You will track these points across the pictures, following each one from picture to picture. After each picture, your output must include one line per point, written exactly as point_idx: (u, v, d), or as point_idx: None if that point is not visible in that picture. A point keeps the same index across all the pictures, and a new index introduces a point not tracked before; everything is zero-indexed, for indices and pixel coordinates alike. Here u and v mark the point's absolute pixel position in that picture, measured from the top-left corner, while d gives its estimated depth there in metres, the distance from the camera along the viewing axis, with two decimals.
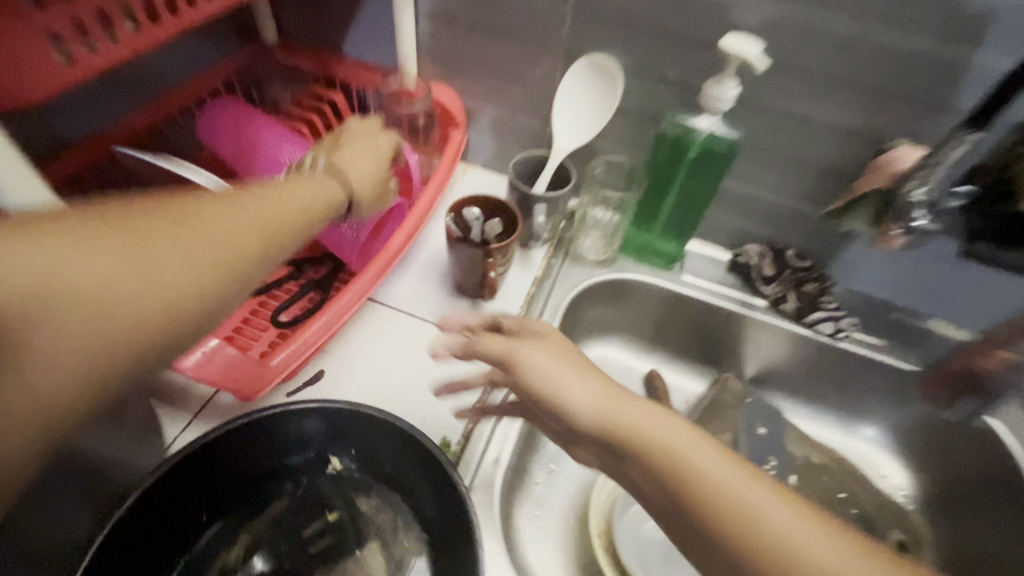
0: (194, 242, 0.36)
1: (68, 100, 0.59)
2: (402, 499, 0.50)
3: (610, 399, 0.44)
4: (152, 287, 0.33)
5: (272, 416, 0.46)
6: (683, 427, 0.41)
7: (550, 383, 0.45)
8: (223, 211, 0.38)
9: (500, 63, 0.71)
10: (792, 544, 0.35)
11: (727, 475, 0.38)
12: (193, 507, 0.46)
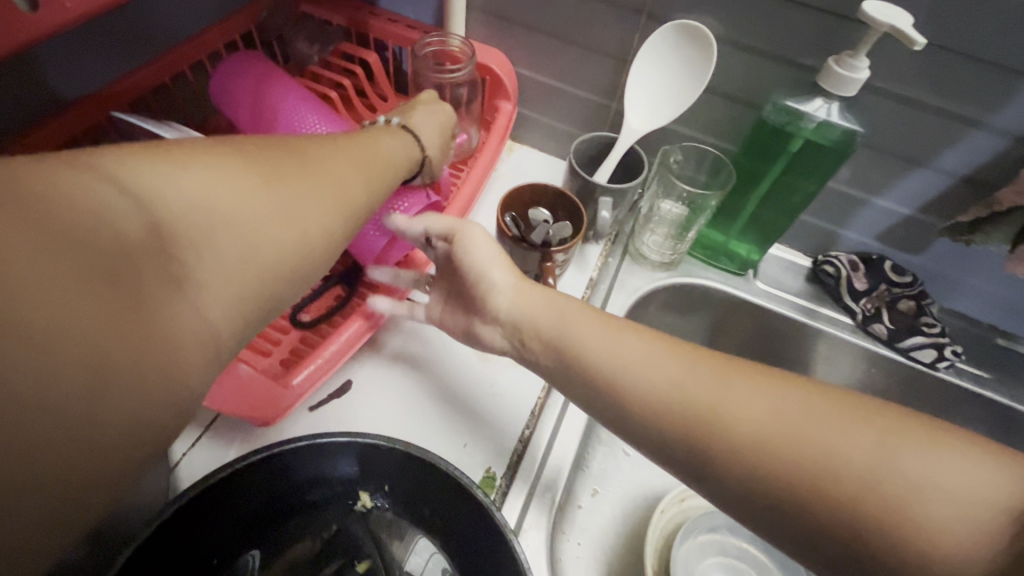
0: (305, 192, 0.35)
1: (57, 50, 0.49)
2: (441, 547, 0.43)
3: (529, 298, 0.46)
4: (274, 240, 0.32)
5: (295, 451, 0.39)
6: (620, 331, 0.44)
7: (590, 346, 0.43)
8: (326, 165, 0.38)
9: (563, 25, 0.60)
10: (768, 427, 0.37)
11: (675, 376, 0.40)
12: (201, 554, 0.39)
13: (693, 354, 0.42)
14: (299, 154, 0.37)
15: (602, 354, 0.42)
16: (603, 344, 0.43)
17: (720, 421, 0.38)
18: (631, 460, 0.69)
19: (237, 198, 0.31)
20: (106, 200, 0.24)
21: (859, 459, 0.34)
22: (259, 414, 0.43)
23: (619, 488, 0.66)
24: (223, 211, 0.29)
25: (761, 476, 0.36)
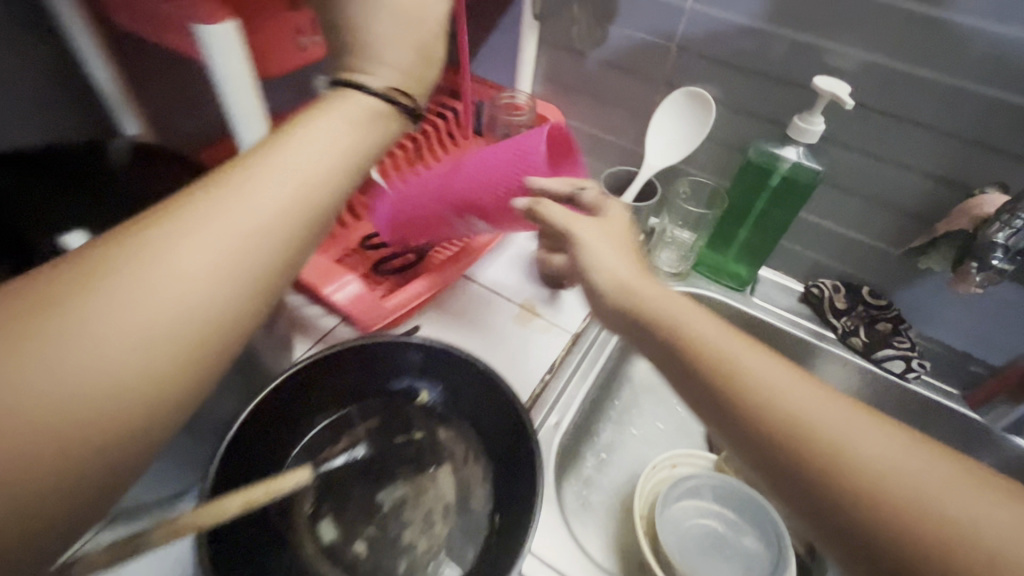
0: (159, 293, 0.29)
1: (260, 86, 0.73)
2: (475, 434, 0.56)
3: (643, 286, 0.45)
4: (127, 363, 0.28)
5: (387, 344, 0.56)
6: (724, 330, 0.41)
7: (708, 349, 0.40)
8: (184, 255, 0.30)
9: (606, 90, 0.81)
10: (891, 478, 0.33)
11: (790, 384, 0.37)
12: (310, 407, 0.55)
13: (823, 383, 0.38)
14: (144, 247, 0.30)
15: (717, 343, 0.40)
16: (713, 334, 0.41)
17: (826, 445, 0.35)
18: (637, 440, 0.81)
19: (51, 360, 0.26)
20: None
21: (987, 544, 0.30)
22: (359, 321, 0.63)
23: (624, 460, 0.78)
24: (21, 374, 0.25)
25: (862, 502, 0.33)
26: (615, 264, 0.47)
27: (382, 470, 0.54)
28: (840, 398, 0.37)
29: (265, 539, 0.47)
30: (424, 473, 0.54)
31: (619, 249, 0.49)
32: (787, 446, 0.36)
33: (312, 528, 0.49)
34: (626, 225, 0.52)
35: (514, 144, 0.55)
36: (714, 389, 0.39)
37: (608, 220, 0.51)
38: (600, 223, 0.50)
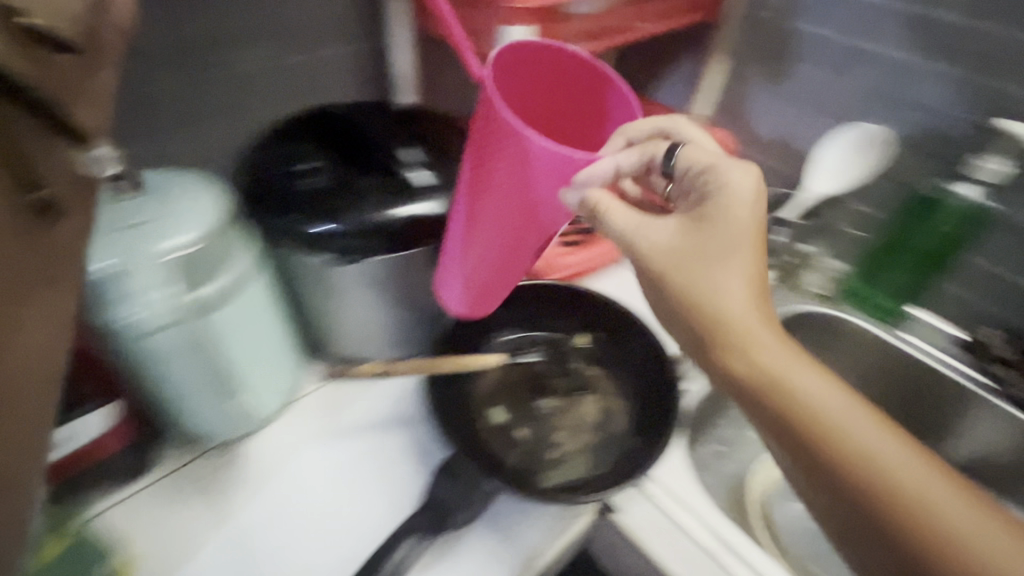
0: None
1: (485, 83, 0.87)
2: (620, 377, 0.67)
3: (750, 318, 0.43)
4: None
5: (560, 288, 0.69)
6: (797, 361, 0.43)
7: (788, 380, 0.42)
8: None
9: (781, 120, 0.89)
10: (939, 517, 0.38)
11: (850, 414, 0.42)
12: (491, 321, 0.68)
13: (889, 422, 0.42)
14: None
15: (800, 378, 0.42)
16: (794, 367, 0.42)
17: (876, 464, 0.40)
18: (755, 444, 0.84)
19: None
20: None
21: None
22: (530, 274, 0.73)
23: (741, 458, 0.81)
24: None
25: (910, 533, 0.38)
26: (712, 279, 0.43)
27: (541, 382, 0.66)
28: (886, 426, 0.42)
29: (459, 410, 0.60)
30: (575, 395, 0.66)
31: (738, 272, 0.43)
32: (857, 481, 0.40)
33: (487, 409, 0.63)
34: (748, 229, 0.43)
35: (489, 134, 0.47)
36: (788, 416, 0.42)
37: (709, 216, 0.44)
38: (687, 234, 0.45)
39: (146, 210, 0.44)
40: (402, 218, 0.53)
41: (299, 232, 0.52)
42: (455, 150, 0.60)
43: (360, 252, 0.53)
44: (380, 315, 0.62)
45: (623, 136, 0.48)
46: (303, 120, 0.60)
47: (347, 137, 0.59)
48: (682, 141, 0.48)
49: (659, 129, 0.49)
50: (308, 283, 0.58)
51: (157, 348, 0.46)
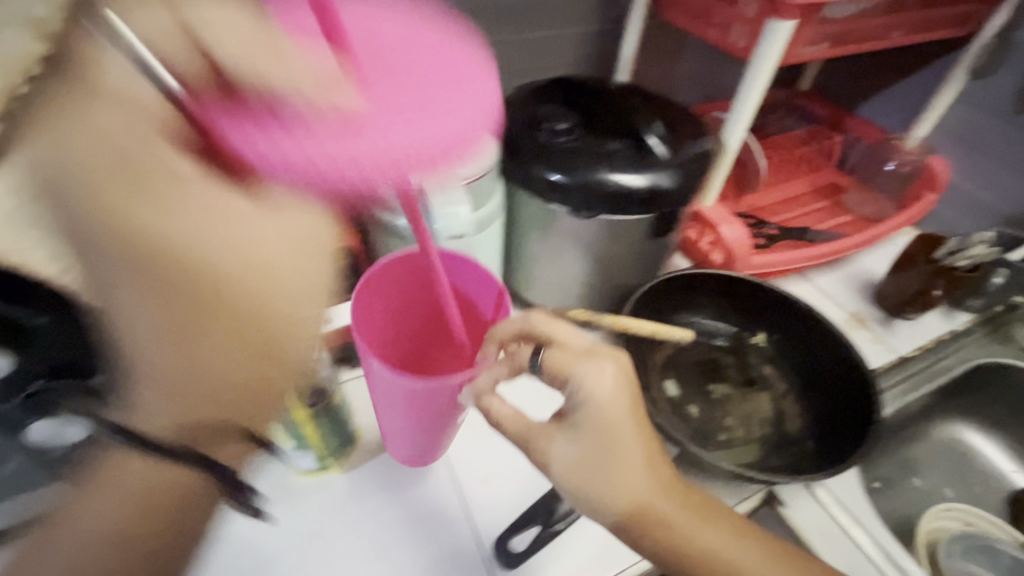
0: (95, 157, 0.28)
1: (699, 73, 0.88)
2: (797, 383, 0.67)
3: (643, 492, 0.42)
4: (132, 310, 0.29)
5: (751, 285, 0.69)
6: (661, 502, 0.42)
7: (671, 525, 0.42)
8: (116, 120, 0.29)
9: (1016, 154, 0.83)
10: None
11: (708, 530, 0.44)
12: (674, 304, 0.70)
13: (745, 526, 0.46)
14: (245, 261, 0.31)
15: (673, 524, 0.42)
16: (668, 515, 0.42)
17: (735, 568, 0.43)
18: (917, 491, 0.78)
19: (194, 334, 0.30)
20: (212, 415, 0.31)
21: None
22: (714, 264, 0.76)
23: (900, 500, 0.76)
24: (154, 436, 0.30)
25: None
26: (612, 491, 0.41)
27: (714, 371, 0.68)
28: (723, 525, 0.45)
29: (643, 372, 0.64)
30: (749, 390, 0.67)
31: (611, 445, 0.41)
32: None
33: (661, 382, 0.65)
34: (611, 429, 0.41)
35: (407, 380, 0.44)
36: (674, 554, 0.43)
37: (579, 429, 0.41)
38: (580, 437, 0.41)
39: None
40: (642, 185, 0.56)
41: (544, 181, 0.58)
42: (689, 130, 0.62)
43: (595, 209, 0.58)
44: (584, 271, 0.67)
45: (493, 342, 0.44)
46: (549, 86, 0.66)
47: (588, 105, 0.64)
48: (544, 348, 0.43)
49: (524, 330, 0.43)
50: (530, 230, 0.65)
51: None
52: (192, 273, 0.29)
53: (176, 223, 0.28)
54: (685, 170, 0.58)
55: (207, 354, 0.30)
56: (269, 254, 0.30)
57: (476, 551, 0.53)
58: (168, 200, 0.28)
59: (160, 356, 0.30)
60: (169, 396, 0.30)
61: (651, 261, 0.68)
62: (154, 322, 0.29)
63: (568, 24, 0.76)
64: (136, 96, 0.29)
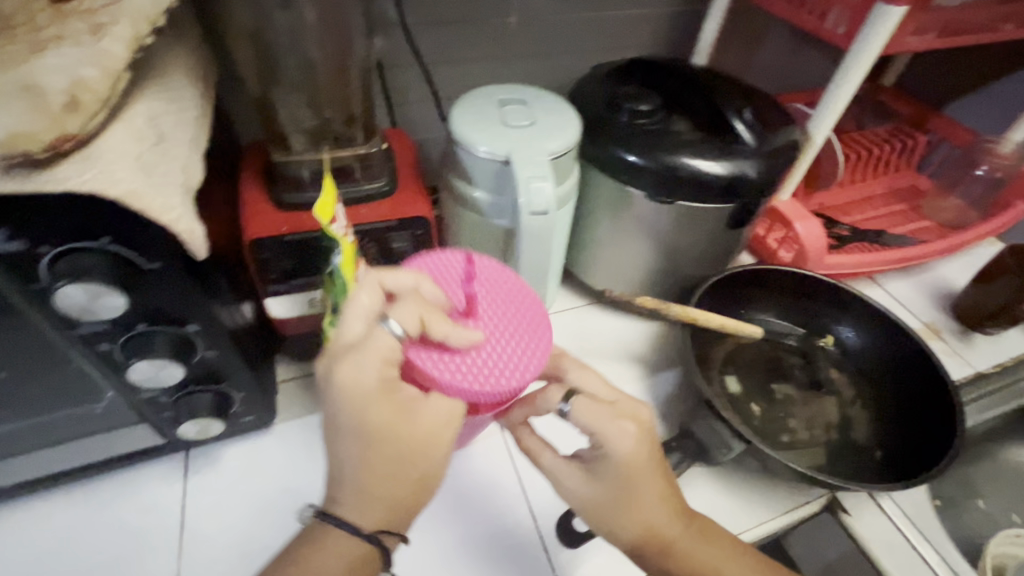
0: (364, 372, 0.34)
1: (780, 60, 0.83)
2: (866, 390, 0.65)
3: (669, 523, 0.41)
4: (347, 452, 0.35)
5: (824, 285, 0.67)
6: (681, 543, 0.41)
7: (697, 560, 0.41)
8: (377, 350, 0.35)
9: None
10: None
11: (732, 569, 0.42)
12: (741, 299, 0.69)
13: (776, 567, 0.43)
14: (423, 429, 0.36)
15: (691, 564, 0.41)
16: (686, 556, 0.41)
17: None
18: (983, 513, 0.74)
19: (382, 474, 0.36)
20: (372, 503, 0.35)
21: None
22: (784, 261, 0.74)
23: (964, 521, 0.72)
24: (367, 531, 0.35)
25: None
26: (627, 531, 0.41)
27: (779, 370, 0.66)
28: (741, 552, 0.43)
29: (704, 366, 0.62)
30: (814, 393, 0.64)
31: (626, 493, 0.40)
32: None
33: (722, 377, 0.64)
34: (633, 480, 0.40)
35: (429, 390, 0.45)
36: None
37: (600, 472, 0.41)
38: (603, 489, 0.41)
39: (530, 115, 0.52)
40: (724, 172, 0.55)
41: (621, 162, 0.56)
42: (775, 119, 0.60)
43: (673, 195, 0.56)
44: (650, 258, 0.66)
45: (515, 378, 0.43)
46: (627, 67, 0.65)
47: (669, 89, 0.62)
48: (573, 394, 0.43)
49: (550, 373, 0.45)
50: (599, 213, 0.64)
51: (499, 231, 0.55)
52: (396, 445, 0.35)
53: (395, 421, 0.34)
54: (771, 160, 0.56)
55: (388, 491, 0.35)
56: (440, 444, 0.36)
57: (533, 531, 0.52)
58: (397, 409, 0.35)
59: (358, 482, 0.35)
60: (368, 499, 0.35)
61: (720, 253, 0.66)
62: (367, 467, 0.35)
63: (647, 3, 0.74)
64: (382, 340, 0.35)
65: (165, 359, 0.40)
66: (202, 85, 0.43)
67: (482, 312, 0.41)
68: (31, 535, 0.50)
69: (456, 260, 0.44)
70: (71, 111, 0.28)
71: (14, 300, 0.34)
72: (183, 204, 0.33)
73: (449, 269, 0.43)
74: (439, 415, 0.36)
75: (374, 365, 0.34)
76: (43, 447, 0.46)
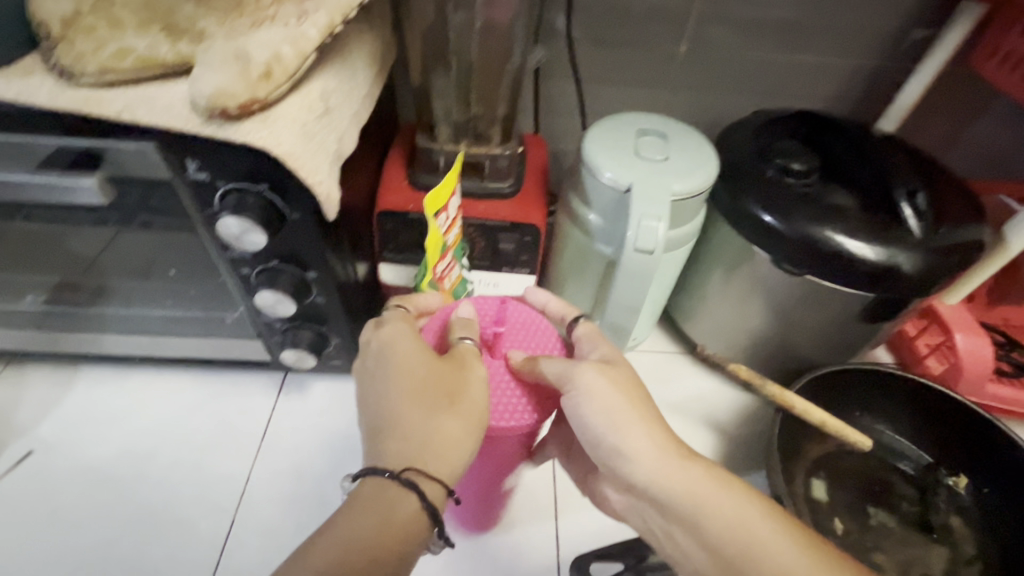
0: (397, 337, 0.38)
1: (991, 142, 0.70)
2: (994, 554, 0.53)
3: (709, 490, 0.36)
4: (383, 398, 0.37)
5: (970, 412, 0.56)
6: (696, 479, 0.36)
7: (760, 536, 0.33)
8: (400, 329, 0.39)
9: None
10: None
11: (771, 532, 0.33)
12: (855, 400, 0.60)
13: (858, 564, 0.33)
14: (435, 375, 0.36)
15: (711, 506, 0.35)
16: (707, 495, 0.35)
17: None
18: None
19: (404, 428, 0.35)
20: (410, 447, 0.35)
21: None
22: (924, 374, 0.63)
23: None
24: (401, 470, 0.34)
25: None
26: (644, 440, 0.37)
27: (880, 492, 0.57)
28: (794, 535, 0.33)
29: (789, 459, 0.56)
30: (921, 533, 0.54)
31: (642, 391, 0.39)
32: None
33: (807, 478, 0.56)
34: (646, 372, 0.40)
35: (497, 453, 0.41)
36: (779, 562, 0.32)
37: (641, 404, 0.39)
38: (604, 366, 0.39)
39: (665, 150, 0.51)
40: (875, 259, 0.48)
41: (753, 220, 0.52)
42: (959, 211, 0.51)
43: (805, 268, 0.51)
44: (762, 326, 0.60)
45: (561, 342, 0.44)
46: (790, 119, 0.59)
47: (833, 153, 0.56)
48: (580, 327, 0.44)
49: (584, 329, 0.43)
50: (715, 264, 0.60)
51: (603, 258, 0.54)
52: (425, 385, 0.36)
53: (419, 365, 0.37)
54: (939, 256, 0.48)
55: (426, 427, 0.35)
56: (467, 378, 0.36)
57: (552, 560, 0.51)
58: (428, 355, 0.38)
59: (404, 420, 0.36)
60: (407, 439, 0.35)
61: (848, 342, 0.59)
62: (405, 406, 0.36)
63: (840, 52, 0.67)
64: (398, 326, 0.39)
65: (284, 294, 0.47)
66: (375, 69, 0.49)
67: (511, 351, 0.40)
68: (162, 400, 0.61)
69: (494, 300, 0.43)
70: (264, 79, 0.35)
71: (195, 218, 0.42)
72: (327, 170, 0.38)
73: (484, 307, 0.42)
74: (469, 352, 0.37)
75: (409, 329, 0.39)
76: (185, 335, 0.57)
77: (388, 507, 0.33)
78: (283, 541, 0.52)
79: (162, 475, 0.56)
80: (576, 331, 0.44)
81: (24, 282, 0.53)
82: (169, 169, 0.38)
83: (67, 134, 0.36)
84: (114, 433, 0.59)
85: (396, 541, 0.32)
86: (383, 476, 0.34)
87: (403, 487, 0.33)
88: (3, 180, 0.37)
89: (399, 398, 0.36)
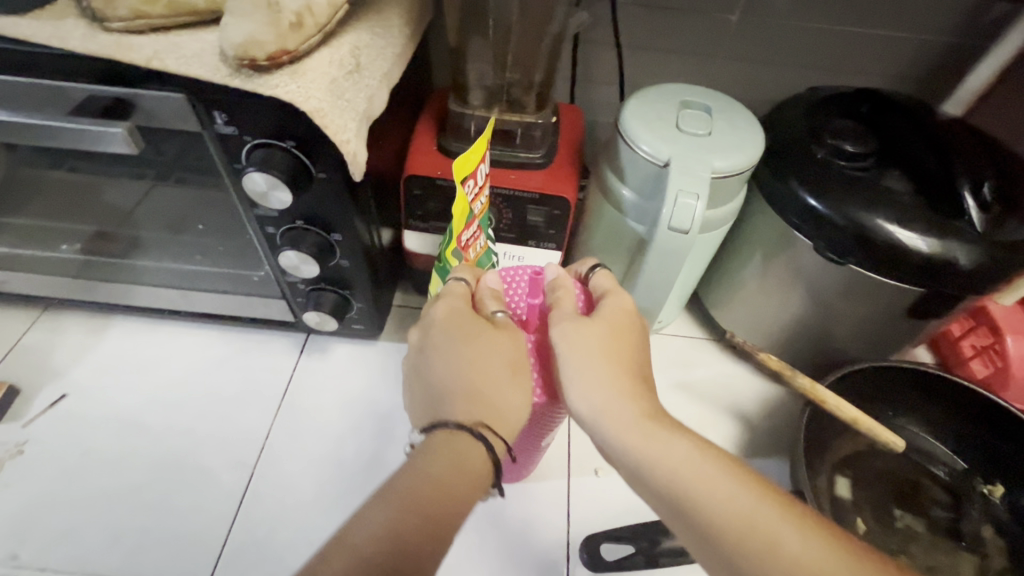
0: (451, 305, 0.38)
1: None
2: None
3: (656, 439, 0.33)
4: (446, 361, 0.36)
5: (1014, 419, 0.52)
6: (656, 427, 0.33)
7: (699, 487, 0.31)
8: (453, 298, 0.39)
9: None
10: None
11: (711, 481, 0.31)
12: (891, 399, 0.58)
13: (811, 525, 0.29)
14: (493, 340, 0.36)
15: (657, 449, 0.32)
16: (654, 439, 0.33)
17: (788, 562, 0.28)
18: None
19: (469, 389, 0.35)
20: (474, 406, 0.34)
21: None
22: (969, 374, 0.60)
23: None
24: (471, 425, 0.33)
25: None
26: (601, 386, 0.35)
27: (909, 494, 0.54)
28: (750, 484, 0.31)
29: (815, 454, 0.54)
30: (949, 539, 0.52)
31: (616, 339, 0.37)
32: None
33: (832, 475, 0.54)
34: (632, 323, 0.38)
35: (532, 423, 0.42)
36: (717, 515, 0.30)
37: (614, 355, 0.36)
38: (588, 322, 0.36)
39: (709, 125, 0.48)
40: (928, 251, 0.45)
41: (798, 204, 0.49)
42: None
43: (851, 257, 0.48)
44: (796, 316, 0.57)
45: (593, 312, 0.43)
46: (847, 97, 0.55)
47: (892, 136, 0.52)
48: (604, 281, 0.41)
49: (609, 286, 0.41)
50: (753, 248, 0.57)
51: (636, 236, 0.52)
52: (486, 348, 0.36)
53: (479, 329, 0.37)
54: (1001, 253, 0.44)
55: (491, 388, 0.35)
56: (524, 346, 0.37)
57: (562, 536, 0.51)
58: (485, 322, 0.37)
59: (464, 386, 0.35)
60: (473, 399, 0.34)
61: (890, 338, 0.56)
62: (470, 367, 0.35)
63: (908, 26, 0.62)
64: (448, 296, 0.39)
65: (308, 255, 0.46)
66: (411, 26, 0.47)
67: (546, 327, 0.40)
68: (190, 353, 0.63)
69: (524, 271, 0.42)
70: (294, 30, 0.33)
71: (223, 173, 0.42)
72: (356, 129, 0.37)
73: (516, 279, 0.42)
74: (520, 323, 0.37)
75: (454, 300, 0.38)
76: (212, 291, 0.57)
77: (458, 455, 0.32)
78: (300, 498, 0.54)
79: (188, 425, 0.58)
80: (592, 281, 0.41)
81: (61, 230, 0.55)
82: (199, 121, 0.38)
83: (100, 82, 0.35)
84: (143, 381, 0.60)
85: (466, 491, 0.31)
86: (452, 430, 0.33)
87: (474, 439, 0.33)
88: (36, 125, 0.37)
89: (460, 362, 0.36)
